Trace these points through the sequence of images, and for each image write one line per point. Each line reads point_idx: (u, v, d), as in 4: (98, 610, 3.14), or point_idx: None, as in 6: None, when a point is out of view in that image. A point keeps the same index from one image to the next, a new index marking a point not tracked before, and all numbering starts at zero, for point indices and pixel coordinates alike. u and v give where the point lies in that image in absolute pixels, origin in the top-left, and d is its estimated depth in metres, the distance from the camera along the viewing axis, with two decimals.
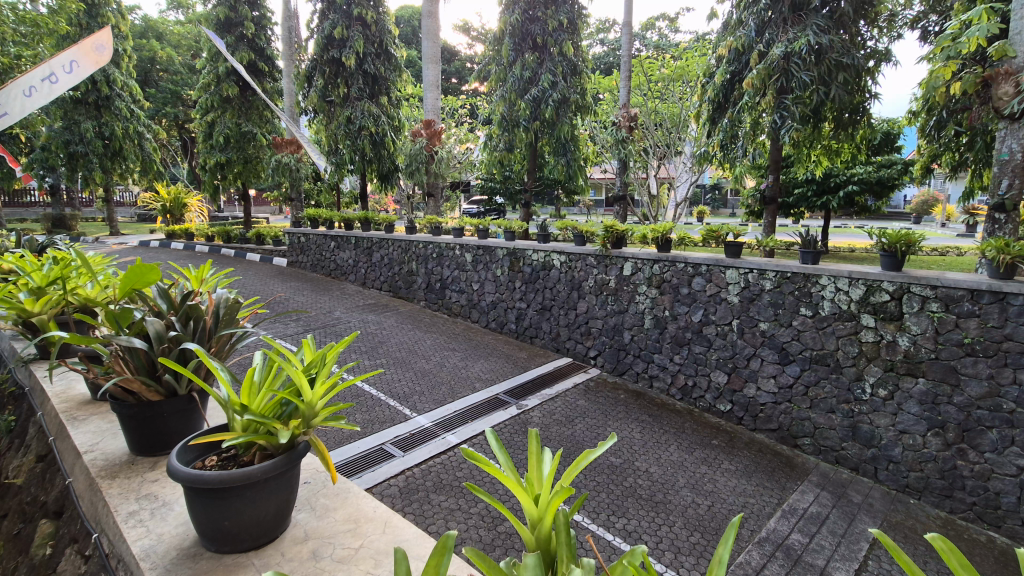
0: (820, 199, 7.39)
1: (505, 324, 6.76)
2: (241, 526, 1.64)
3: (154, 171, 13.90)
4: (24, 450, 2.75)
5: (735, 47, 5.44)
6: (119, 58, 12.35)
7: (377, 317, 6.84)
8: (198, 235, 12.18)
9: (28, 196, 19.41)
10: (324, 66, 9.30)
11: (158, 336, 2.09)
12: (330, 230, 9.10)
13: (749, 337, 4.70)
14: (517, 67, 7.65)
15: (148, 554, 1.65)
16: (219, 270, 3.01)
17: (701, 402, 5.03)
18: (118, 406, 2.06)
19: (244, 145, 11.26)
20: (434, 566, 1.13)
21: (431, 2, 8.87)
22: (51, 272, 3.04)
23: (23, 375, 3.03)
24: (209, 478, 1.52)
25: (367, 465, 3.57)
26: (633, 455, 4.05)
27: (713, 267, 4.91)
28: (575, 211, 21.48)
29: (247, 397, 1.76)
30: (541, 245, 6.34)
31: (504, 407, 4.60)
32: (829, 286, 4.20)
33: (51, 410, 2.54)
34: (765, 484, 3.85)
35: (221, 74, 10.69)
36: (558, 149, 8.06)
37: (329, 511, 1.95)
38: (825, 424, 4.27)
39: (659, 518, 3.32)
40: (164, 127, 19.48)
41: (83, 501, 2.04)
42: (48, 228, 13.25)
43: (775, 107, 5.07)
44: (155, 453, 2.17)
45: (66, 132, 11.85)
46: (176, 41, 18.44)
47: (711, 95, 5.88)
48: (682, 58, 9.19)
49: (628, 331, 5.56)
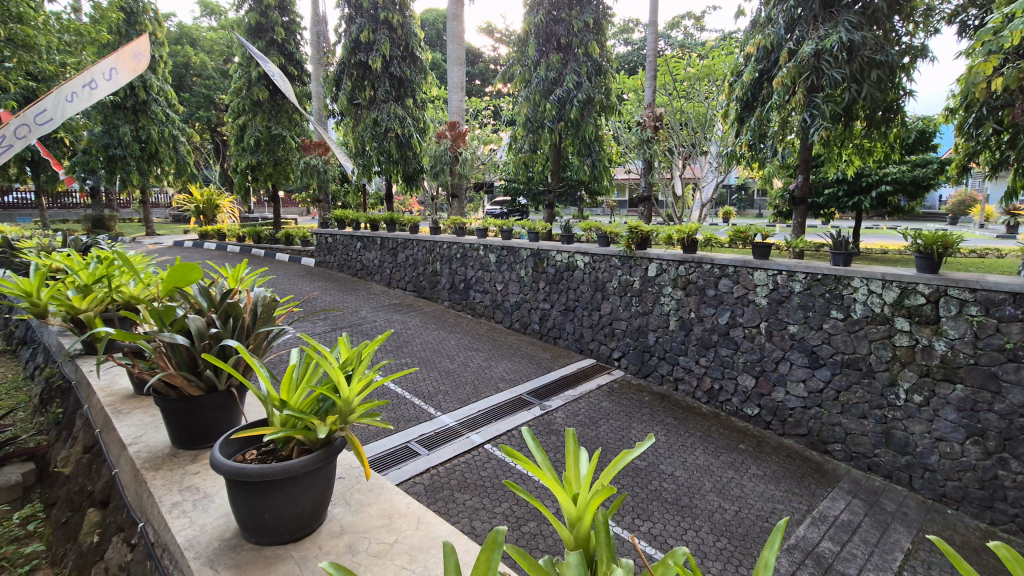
0: (851, 200, 7.21)
1: (528, 325, 6.76)
2: (281, 519, 1.67)
3: (187, 173, 14.31)
4: (72, 442, 2.86)
5: (764, 45, 5.36)
6: (155, 64, 12.73)
7: (402, 317, 6.91)
8: (229, 236, 12.50)
9: (69, 199, 20.22)
10: (351, 69, 9.46)
11: (199, 333, 2.14)
12: (357, 231, 9.24)
13: (778, 340, 4.61)
14: (542, 68, 7.63)
15: (192, 544, 1.70)
16: (254, 271, 3.09)
17: (727, 406, 4.95)
18: (162, 400, 2.12)
19: (274, 148, 11.52)
20: (484, 563, 1.12)
21: (456, 4, 8.92)
22: (97, 271, 3.15)
23: (70, 370, 3.14)
24: (250, 472, 1.56)
25: (393, 463, 3.62)
26: (658, 458, 4.01)
27: (741, 269, 4.84)
28: (598, 211, 21.48)
29: (286, 393, 1.80)
30: (565, 246, 6.33)
31: (527, 407, 4.61)
32: (861, 288, 4.10)
33: (98, 403, 2.63)
34: (795, 490, 3.77)
35: (252, 78, 10.95)
36: (583, 150, 8.05)
37: (364, 506, 1.98)
38: (856, 430, 4.16)
39: (685, 522, 3.28)
40: (197, 131, 20.00)
41: (128, 492, 2.12)
42: (89, 228, 13.76)
43: (805, 106, 4.97)
44: (195, 447, 2.23)
45: (105, 136, 12.29)
46: (209, 46, 18.98)
47: (739, 95, 5.79)
48: (709, 57, 9.07)
49: (653, 332, 5.51)
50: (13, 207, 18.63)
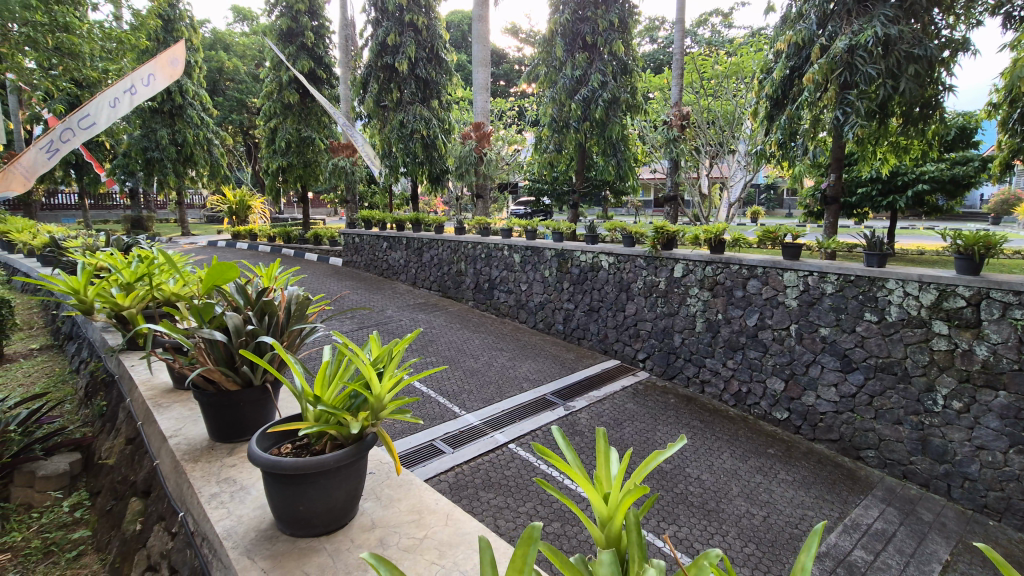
0: (886, 199, 6.99)
1: (552, 325, 6.75)
2: (314, 512, 1.71)
3: (220, 175, 14.73)
4: (115, 433, 2.97)
5: (795, 41, 5.25)
6: (191, 69, 13.14)
7: (427, 316, 6.98)
8: (261, 236, 12.81)
9: (110, 199, 21.05)
10: (378, 71, 9.60)
11: (236, 330, 2.20)
12: (383, 231, 9.37)
13: (808, 343, 4.51)
14: (567, 67, 7.60)
15: (229, 534, 1.75)
16: (287, 269, 3.17)
17: (756, 409, 4.86)
18: (201, 394, 2.20)
19: (303, 150, 11.76)
20: (520, 560, 1.13)
21: (482, 5, 8.96)
22: (139, 269, 3.28)
23: (114, 364, 3.27)
24: (285, 465, 1.60)
25: (419, 460, 3.66)
26: (684, 461, 3.96)
27: (770, 270, 4.75)
28: (623, 210, 21.36)
29: (319, 389, 1.84)
30: (589, 246, 6.31)
31: (551, 408, 4.61)
32: (896, 290, 3.98)
33: (140, 396, 2.74)
34: (826, 496, 3.68)
35: (283, 82, 11.20)
36: (609, 150, 8.02)
37: (394, 501, 2.02)
38: (890, 437, 4.04)
39: (711, 526, 3.23)
40: (230, 134, 20.57)
41: (169, 483, 2.19)
42: (128, 228, 14.27)
43: (838, 103, 4.85)
44: (231, 440, 2.30)
45: (144, 140, 12.74)
46: (241, 51, 19.50)
47: (769, 92, 5.68)
48: (737, 54, 8.92)
49: (679, 333, 5.45)
50: (59, 208, 19.49)
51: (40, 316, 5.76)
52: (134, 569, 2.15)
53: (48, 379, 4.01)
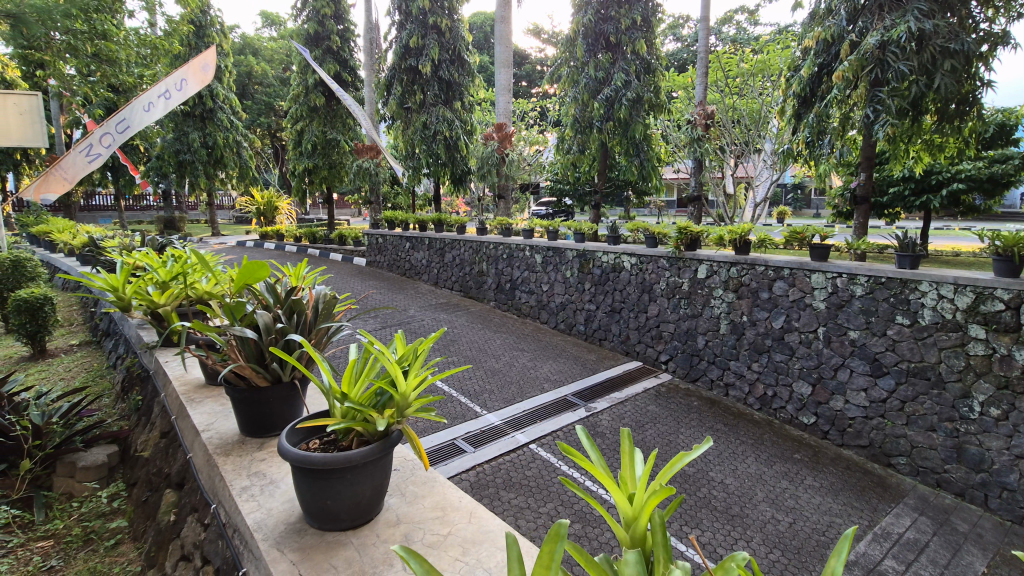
0: (919, 199, 6.77)
1: (574, 325, 6.73)
2: (341, 506, 1.75)
3: (249, 176, 15.08)
4: (150, 427, 3.08)
5: (824, 38, 5.14)
6: (221, 73, 13.50)
7: (449, 316, 7.04)
8: (287, 236, 13.09)
9: (144, 201, 21.77)
10: (401, 74, 9.72)
11: (266, 327, 2.27)
12: (406, 231, 9.47)
13: (837, 347, 4.40)
14: (590, 67, 7.57)
15: (260, 526, 1.80)
16: (315, 269, 3.23)
17: (782, 414, 4.77)
18: (232, 390, 2.26)
19: (329, 152, 11.95)
20: (547, 556, 1.13)
21: (504, 6, 8.98)
22: (174, 269, 3.41)
23: (148, 360, 3.39)
24: (315, 460, 1.64)
25: (440, 459, 3.69)
26: (707, 464, 3.91)
27: (797, 271, 4.65)
28: (646, 210, 21.16)
29: (347, 386, 1.88)
30: (611, 247, 6.27)
31: (572, 409, 4.59)
32: (930, 292, 3.86)
33: (174, 391, 2.83)
34: (854, 503, 3.59)
35: (309, 85, 11.41)
36: (632, 150, 7.99)
37: (418, 498, 2.04)
38: (923, 444, 3.92)
39: (736, 531, 3.19)
40: (259, 136, 21.06)
41: (201, 476, 2.26)
42: (161, 228, 14.73)
43: (868, 101, 4.72)
44: (261, 435, 2.36)
45: (176, 143, 13.12)
46: (269, 55, 19.93)
47: (796, 90, 5.56)
48: (764, 52, 8.76)
49: (702, 335, 5.38)
50: (96, 209, 20.22)
51: (79, 313, 5.98)
52: (168, 559, 2.22)
53: (87, 374, 4.17)
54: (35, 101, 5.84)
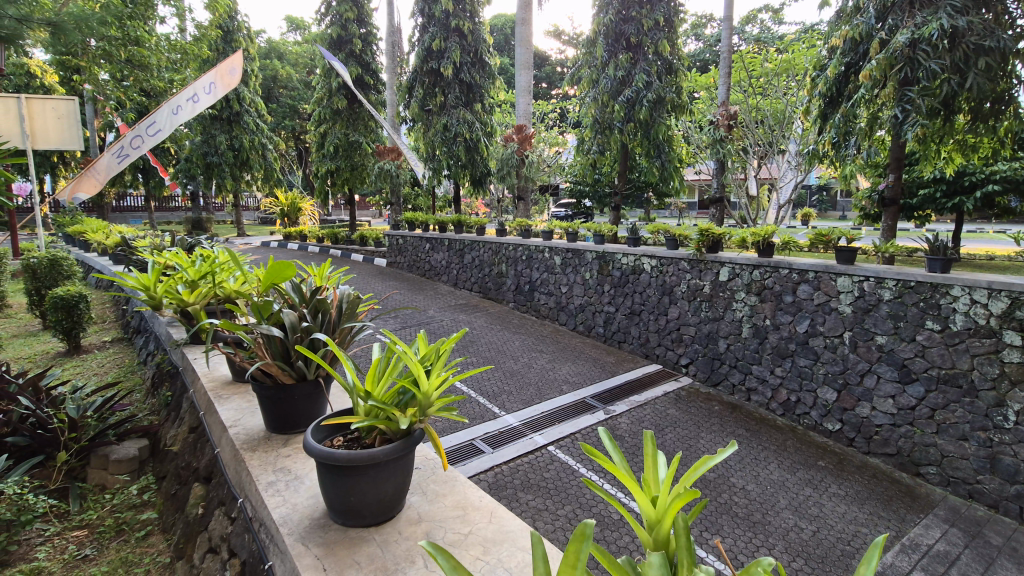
0: (951, 201, 6.57)
1: (593, 328, 6.70)
2: (364, 503, 1.77)
3: (274, 178, 15.38)
4: (179, 422, 3.16)
5: (852, 37, 5.02)
6: (248, 77, 13.80)
7: (468, 317, 7.08)
8: (310, 237, 13.31)
9: (173, 203, 22.39)
10: (423, 76, 9.81)
11: (292, 326, 2.32)
12: (426, 233, 9.55)
13: (864, 352, 4.30)
14: (610, 68, 7.53)
15: (285, 521, 1.83)
16: (338, 270, 3.28)
17: (805, 420, 4.68)
18: (259, 387, 2.31)
19: (351, 154, 12.11)
20: (571, 556, 1.14)
21: (525, 8, 9.00)
22: (202, 268, 3.50)
23: (177, 357, 3.48)
24: (339, 456, 1.67)
25: (458, 459, 3.72)
26: (729, 470, 3.86)
27: (822, 274, 4.56)
28: (667, 212, 21.00)
29: (370, 385, 1.90)
30: (631, 249, 6.22)
31: (591, 412, 4.56)
32: (962, 297, 3.75)
33: (202, 387, 2.90)
34: (881, 513, 3.50)
35: (333, 89, 11.60)
36: (652, 151, 7.95)
37: (439, 496, 2.06)
38: (954, 453, 3.81)
39: (757, 538, 3.14)
40: (283, 139, 21.49)
41: (229, 470, 2.32)
42: (189, 229, 15.13)
43: (897, 100, 4.61)
44: (285, 432, 2.41)
45: (204, 145, 13.44)
46: (294, 60, 20.35)
47: (822, 90, 5.46)
48: (788, 51, 8.61)
49: (724, 339, 5.31)
50: (128, 210, 20.85)
51: (112, 310, 6.18)
52: (196, 551, 2.28)
53: (119, 369, 4.30)
54: (72, 106, 6.05)
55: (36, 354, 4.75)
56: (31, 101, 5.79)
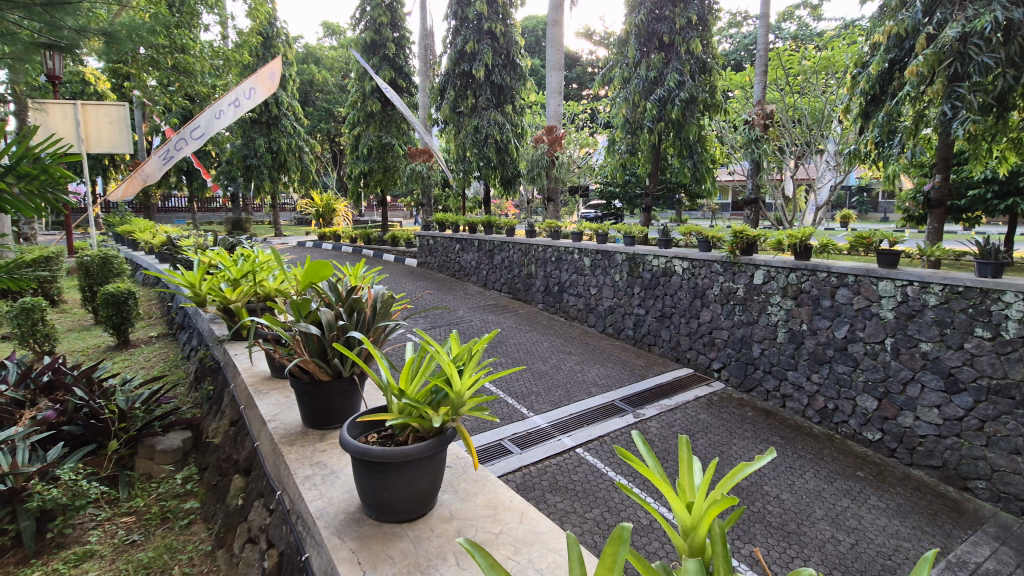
0: (1003, 202, 6.25)
1: (622, 330, 6.64)
2: (397, 499, 1.80)
3: (309, 180, 15.79)
4: (220, 415, 3.28)
5: (896, 32, 4.82)
6: (285, 82, 14.20)
7: (497, 317, 7.11)
8: (344, 237, 13.60)
9: (214, 203, 23.24)
10: (455, 79, 9.91)
11: (329, 324, 2.38)
12: (456, 233, 9.64)
13: (907, 359, 4.14)
14: (642, 68, 7.45)
15: (321, 514, 1.88)
16: (372, 269, 3.34)
17: (844, 428, 4.52)
18: (297, 383, 2.38)
19: (384, 156, 12.32)
20: (609, 560, 1.13)
21: (556, 9, 8.98)
22: (244, 267, 3.63)
23: (219, 352, 3.61)
24: (374, 452, 1.70)
25: (487, 459, 3.74)
26: (763, 478, 3.77)
27: (862, 278, 4.41)
28: (699, 214, 20.70)
29: (404, 383, 1.94)
30: (662, 251, 6.14)
31: (620, 415, 4.52)
32: (1015, 304, 3.56)
33: (243, 382, 3.01)
34: (924, 528, 3.36)
35: (367, 92, 11.84)
36: (684, 151, 7.85)
37: (470, 495, 2.08)
38: (1006, 468, 3.62)
39: (792, 549, 3.05)
40: (319, 141, 22.06)
41: (268, 464, 2.39)
42: (229, 229, 15.67)
43: (946, 97, 4.41)
44: (322, 427, 2.47)
45: (244, 148, 13.89)
46: (330, 64, 20.94)
47: (864, 88, 5.27)
48: (828, 48, 8.38)
49: (758, 343, 5.19)
50: (172, 210, 21.76)
51: (158, 307, 6.45)
52: (236, 541, 2.37)
53: (164, 364, 4.48)
54: (123, 111, 6.35)
55: (88, 347, 4.99)
56: (87, 107, 6.10)
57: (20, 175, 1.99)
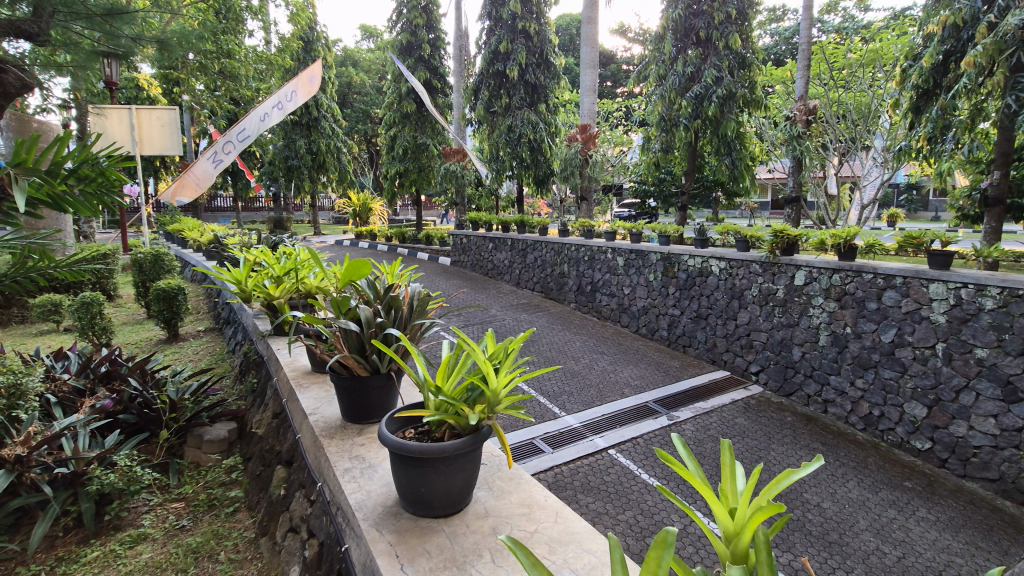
0: None
1: (656, 331, 6.53)
2: (434, 494, 1.83)
3: (347, 180, 16.16)
4: (264, 408, 3.39)
5: (953, 22, 4.57)
6: (325, 85, 14.57)
7: (530, 316, 7.12)
8: (379, 236, 13.85)
9: (257, 203, 24.08)
10: (489, 78, 9.97)
11: (368, 321, 2.43)
12: (490, 232, 9.69)
13: (960, 366, 3.94)
14: (678, 64, 7.31)
15: (360, 507, 1.93)
16: (409, 268, 3.39)
17: (890, 436, 4.34)
18: (336, 378, 2.44)
19: (419, 156, 12.48)
20: (654, 563, 1.13)
21: (591, 7, 8.91)
22: (287, 265, 3.74)
23: (262, 347, 3.73)
24: (412, 448, 1.73)
25: (518, 458, 3.75)
26: (803, 486, 3.65)
27: (911, 279, 4.22)
28: (737, 213, 20.24)
29: (441, 380, 1.97)
30: (698, 250, 6.02)
31: (654, 417, 4.46)
32: None
33: (285, 376, 3.11)
34: (979, 543, 3.19)
35: (402, 93, 12.04)
36: (722, 149, 7.67)
37: (505, 493, 2.09)
38: None
39: (834, 560, 2.95)
40: (356, 142, 22.56)
41: (309, 456, 2.46)
42: (270, 227, 16.19)
43: (1008, 89, 4.16)
44: (360, 422, 2.53)
45: (286, 149, 14.34)
46: (368, 66, 21.42)
47: (916, 82, 5.03)
48: (875, 40, 8.06)
49: (798, 346, 5.04)
50: (217, 210, 22.65)
51: (205, 303, 6.72)
52: (278, 530, 2.45)
53: (211, 357, 4.68)
54: (174, 114, 6.59)
55: (141, 340, 5.25)
56: (140, 112, 6.40)
57: (80, 177, 2.10)
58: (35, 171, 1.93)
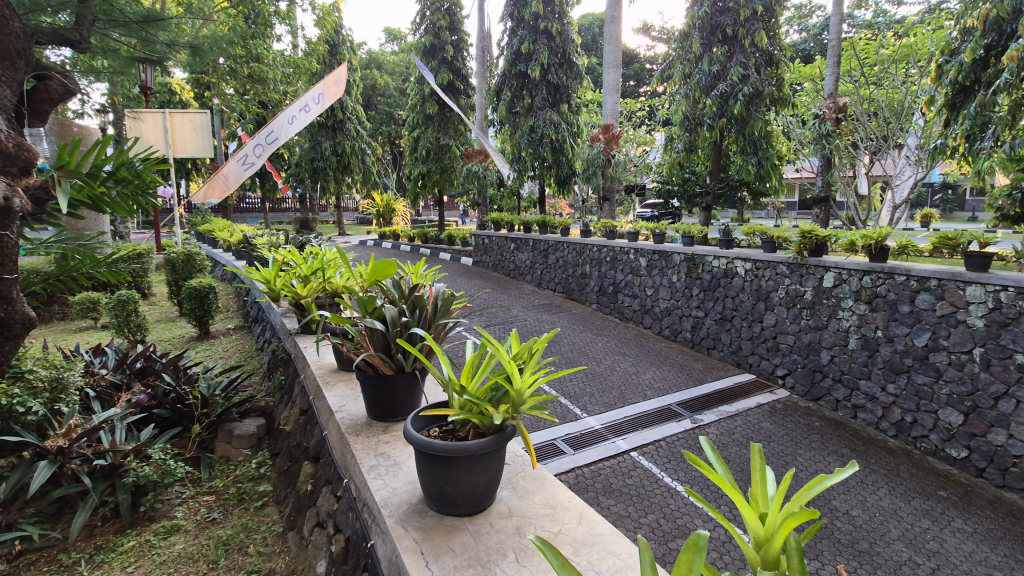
0: None
1: (680, 332, 6.46)
2: (459, 493, 1.84)
3: (370, 181, 16.37)
4: (291, 405, 3.46)
5: (994, 15, 4.39)
6: (350, 87, 14.79)
7: (552, 317, 7.11)
8: (402, 236, 14.00)
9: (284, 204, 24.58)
10: (511, 79, 9.98)
11: (393, 320, 2.46)
12: (511, 233, 9.71)
13: (999, 372, 3.78)
14: (704, 63, 7.21)
15: (386, 503, 1.96)
16: (433, 267, 3.42)
17: (923, 444, 4.20)
18: (363, 376, 2.48)
19: (441, 157, 12.55)
20: (685, 564, 1.13)
21: (615, 6, 8.84)
22: (314, 264, 3.82)
23: (290, 345, 3.81)
24: (437, 446, 1.74)
25: (539, 458, 3.75)
26: (832, 493, 3.56)
27: (947, 282, 4.07)
28: (763, 214, 19.88)
29: (465, 379, 1.98)
30: (723, 251, 5.93)
31: (677, 420, 4.40)
32: None
33: (312, 373, 3.17)
34: (1018, 557, 3.06)
35: (425, 95, 12.15)
36: (748, 148, 7.54)
37: (529, 493, 2.09)
38: None
39: (863, 570, 2.86)
40: (380, 144, 22.85)
41: (335, 452, 2.51)
42: (296, 227, 16.51)
43: None
44: (385, 420, 2.57)
45: (312, 151, 14.61)
46: (392, 68, 21.68)
47: (954, 78, 4.86)
48: (910, 35, 7.82)
49: (827, 350, 4.92)
50: (246, 210, 23.21)
51: (234, 301, 6.89)
52: (305, 525, 2.50)
53: (240, 354, 4.79)
54: (205, 118, 6.75)
55: (174, 337, 5.40)
56: (174, 115, 6.58)
57: (117, 180, 2.20)
58: (77, 173, 2.06)
